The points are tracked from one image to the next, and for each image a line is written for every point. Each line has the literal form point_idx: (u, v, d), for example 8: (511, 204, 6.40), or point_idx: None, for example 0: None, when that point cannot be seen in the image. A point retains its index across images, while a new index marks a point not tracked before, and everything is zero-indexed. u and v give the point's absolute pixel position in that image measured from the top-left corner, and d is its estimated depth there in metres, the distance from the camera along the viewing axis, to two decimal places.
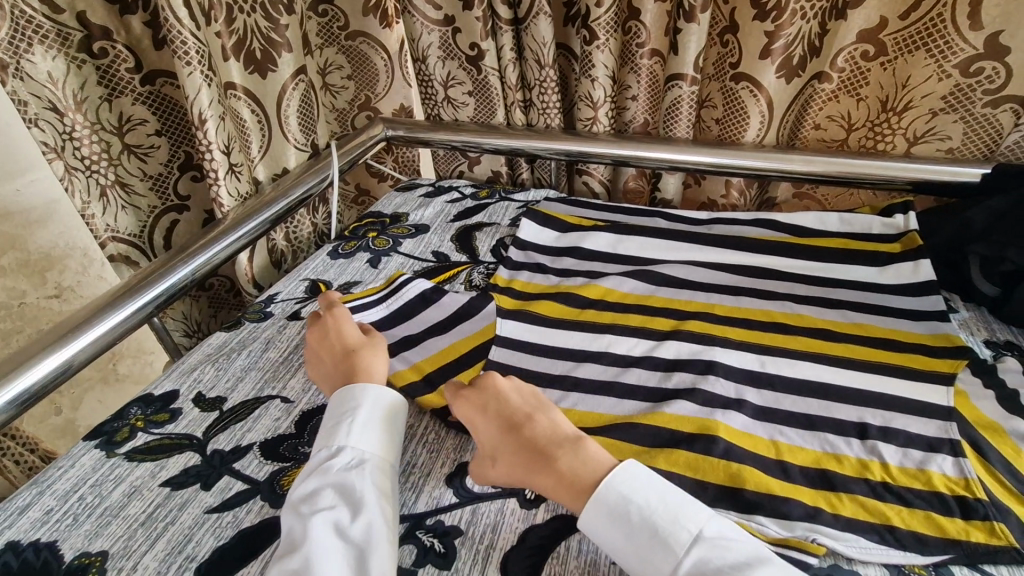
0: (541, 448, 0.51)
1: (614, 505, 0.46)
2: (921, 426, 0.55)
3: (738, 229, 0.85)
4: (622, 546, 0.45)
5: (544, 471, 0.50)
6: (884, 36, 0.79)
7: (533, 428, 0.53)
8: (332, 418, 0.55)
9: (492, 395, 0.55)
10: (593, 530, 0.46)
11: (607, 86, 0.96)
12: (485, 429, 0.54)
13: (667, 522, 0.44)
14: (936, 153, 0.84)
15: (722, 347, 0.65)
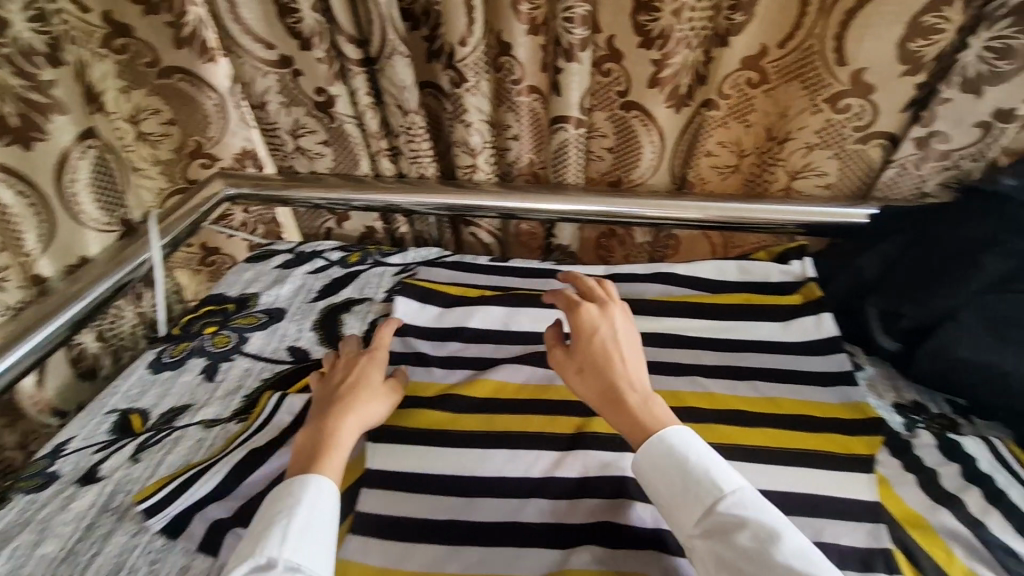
0: (624, 387, 0.54)
1: (667, 453, 0.50)
2: (851, 534, 0.51)
3: (637, 287, 0.78)
4: (655, 491, 0.50)
5: (609, 398, 0.54)
6: (766, 64, 0.74)
7: (605, 361, 0.55)
8: (271, 508, 0.49)
9: (607, 324, 0.58)
10: (642, 474, 0.51)
11: (484, 132, 0.84)
12: (586, 348, 0.57)
13: (704, 481, 0.48)
14: (816, 189, 0.81)
15: (634, 455, 0.57)
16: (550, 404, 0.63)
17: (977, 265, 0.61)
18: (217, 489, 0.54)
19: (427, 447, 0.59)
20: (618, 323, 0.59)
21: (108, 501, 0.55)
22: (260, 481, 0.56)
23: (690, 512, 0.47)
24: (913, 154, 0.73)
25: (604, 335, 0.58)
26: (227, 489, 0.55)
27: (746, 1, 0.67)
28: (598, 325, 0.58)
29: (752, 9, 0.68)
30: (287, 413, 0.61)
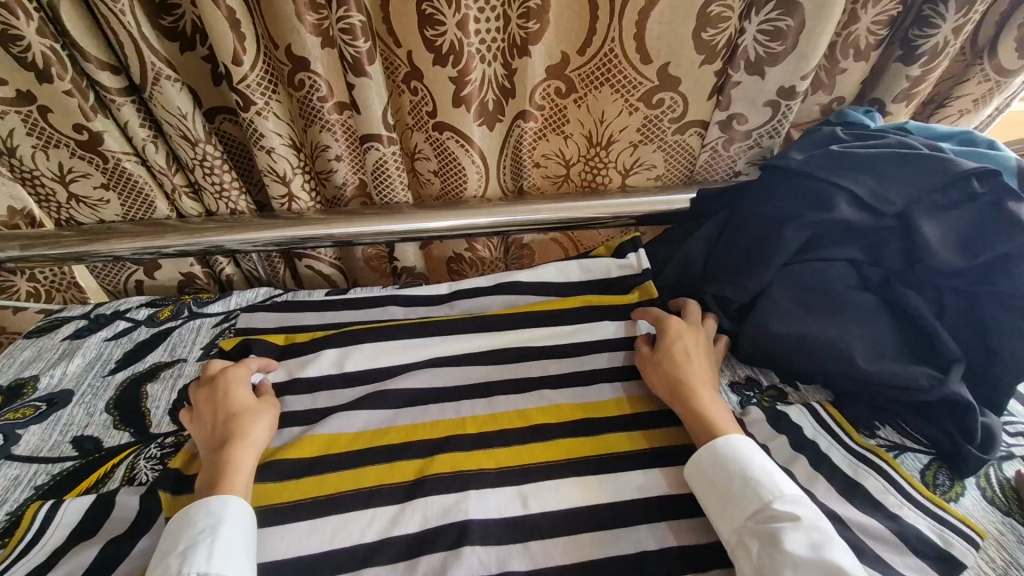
0: (686, 389, 0.58)
1: (727, 449, 0.52)
2: (688, 534, 0.52)
3: (481, 301, 0.75)
4: (706, 494, 0.51)
5: (691, 392, 0.58)
6: (570, 72, 0.71)
7: (691, 365, 0.60)
8: (190, 525, 0.47)
9: (696, 332, 0.64)
10: (701, 476, 0.52)
11: (290, 156, 0.76)
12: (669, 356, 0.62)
13: (759, 483, 0.49)
14: (648, 183, 0.82)
15: (477, 491, 0.54)
16: (390, 449, 0.58)
17: (780, 239, 0.63)
18: None
19: None
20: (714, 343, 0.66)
21: None
22: None
23: (739, 515, 0.48)
24: (720, 137, 0.76)
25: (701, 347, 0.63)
26: None
27: (536, 9, 0.63)
28: (686, 334, 0.63)
29: (545, 16, 0.64)
30: (63, 529, 0.51)
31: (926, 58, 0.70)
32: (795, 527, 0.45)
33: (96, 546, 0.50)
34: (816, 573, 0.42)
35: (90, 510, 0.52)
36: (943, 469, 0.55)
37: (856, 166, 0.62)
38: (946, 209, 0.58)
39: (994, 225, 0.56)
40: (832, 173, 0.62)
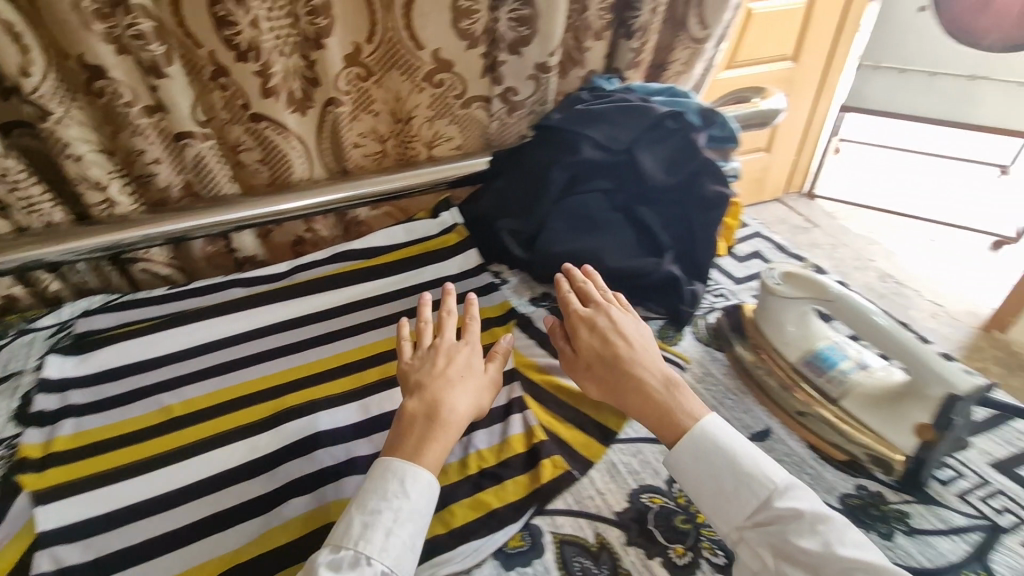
0: (613, 381, 0.59)
1: (693, 447, 0.54)
2: (494, 397, 0.65)
3: (317, 270, 0.83)
4: (695, 485, 0.53)
5: (627, 392, 0.58)
6: (364, 58, 0.83)
7: (630, 359, 0.59)
8: (355, 509, 0.49)
9: (604, 316, 0.63)
10: (681, 470, 0.54)
11: (102, 162, 0.78)
12: (585, 344, 0.62)
13: (750, 478, 0.51)
14: (453, 152, 0.96)
15: (325, 412, 0.64)
16: (243, 398, 0.66)
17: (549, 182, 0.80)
18: None
19: (115, 484, 0.57)
20: (626, 307, 0.65)
21: None
22: None
23: (738, 515, 0.51)
24: (502, 108, 0.92)
25: (612, 328, 0.62)
26: None
27: (322, 6, 0.74)
28: (596, 321, 0.63)
29: (328, 14, 0.75)
30: None
31: (640, 33, 0.91)
32: (801, 522, 0.49)
33: None
34: (840, 569, 0.46)
35: None
36: (671, 328, 0.79)
37: (594, 119, 0.81)
38: (657, 143, 0.79)
39: (686, 149, 0.77)
40: (576, 126, 0.81)
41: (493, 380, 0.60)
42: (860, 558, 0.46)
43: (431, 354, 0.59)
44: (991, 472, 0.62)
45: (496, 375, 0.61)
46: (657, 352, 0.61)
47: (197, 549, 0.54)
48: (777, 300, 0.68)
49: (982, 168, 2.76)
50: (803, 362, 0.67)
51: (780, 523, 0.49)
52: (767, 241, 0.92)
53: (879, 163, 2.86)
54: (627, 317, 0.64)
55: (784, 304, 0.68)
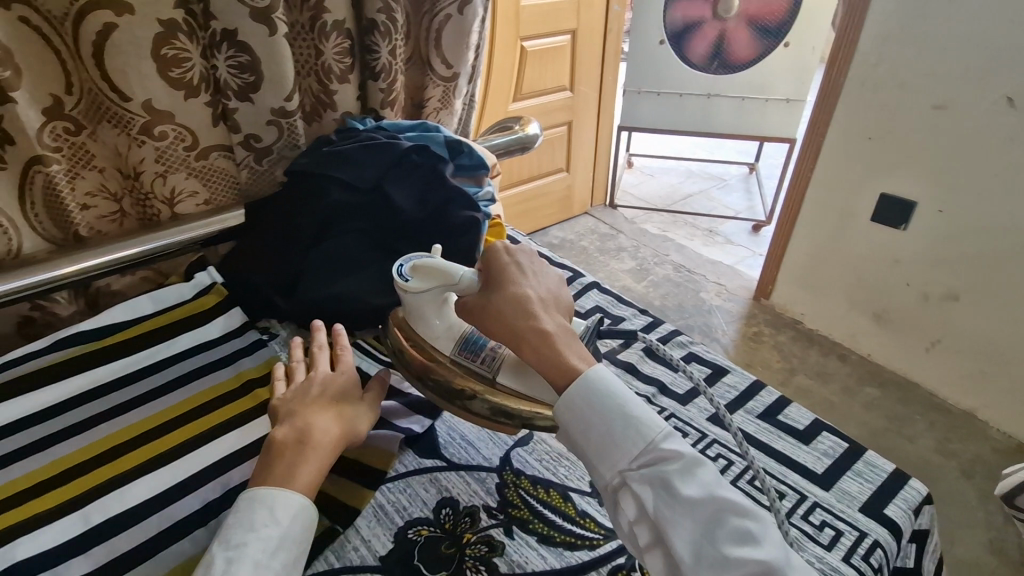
0: (525, 328, 0.56)
1: (586, 388, 0.53)
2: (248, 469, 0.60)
3: (28, 364, 0.67)
4: (581, 430, 0.52)
5: (527, 331, 0.56)
6: (70, 110, 0.73)
7: (524, 303, 0.58)
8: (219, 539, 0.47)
9: (495, 282, 0.60)
10: (569, 414, 0.52)
11: None
12: (486, 293, 0.60)
13: (640, 424, 0.50)
14: (198, 208, 0.86)
15: (27, 536, 0.53)
16: None
17: (296, 228, 0.78)
18: None
19: None
20: (532, 256, 0.65)
21: None
22: None
23: (623, 458, 0.50)
24: (248, 156, 0.87)
25: (525, 274, 0.61)
26: None
27: None
28: (492, 281, 0.61)
29: (10, 62, 0.65)
30: None
31: (384, 73, 0.92)
32: (682, 466, 0.49)
33: None
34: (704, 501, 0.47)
35: None
36: None
37: (339, 159, 0.79)
38: (405, 179, 0.80)
39: (435, 181, 0.80)
40: (324, 167, 0.79)
41: (371, 407, 0.59)
42: (724, 500, 0.47)
43: (319, 379, 0.59)
44: (705, 423, 0.64)
45: (371, 411, 0.59)
46: (558, 298, 0.62)
47: None
48: (414, 296, 0.63)
49: (738, 169, 3.32)
50: (458, 351, 0.63)
51: (666, 467, 0.49)
52: (536, 255, 0.97)
53: (665, 175, 3.29)
54: (501, 272, 0.61)
55: (423, 300, 0.64)
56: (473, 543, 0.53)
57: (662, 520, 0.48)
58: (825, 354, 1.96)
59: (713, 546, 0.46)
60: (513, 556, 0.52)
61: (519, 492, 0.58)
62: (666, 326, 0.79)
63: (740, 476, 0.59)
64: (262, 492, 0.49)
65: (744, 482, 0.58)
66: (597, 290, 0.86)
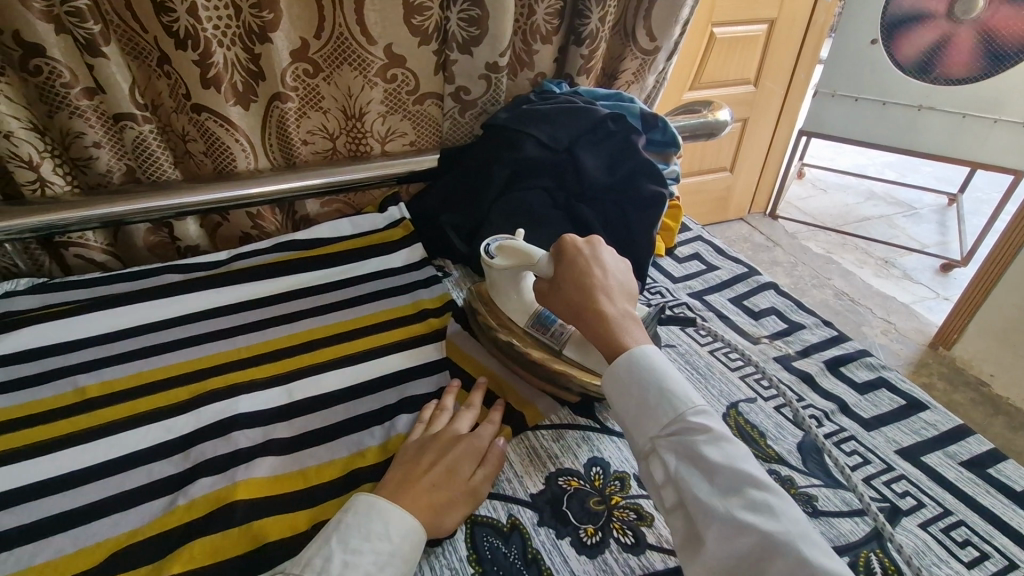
0: (588, 316, 0.57)
1: (627, 362, 0.53)
2: (420, 386, 0.65)
3: (259, 258, 0.81)
4: (620, 400, 0.52)
5: (586, 317, 0.57)
6: (312, 54, 0.82)
7: (587, 289, 0.57)
8: (335, 536, 0.45)
9: (560, 269, 0.60)
10: (613, 384, 0.53)
11: (34, 141, 0.77)
12: (557, 281, 0.60)
13: (673, 395, 0.49)
14: (405, 148, 0.97)
15: (246, 395, 0.62)
16: (160, 381, 0.63)
17: (488, 177, 0.81)
18: None
19: (19, 462, 0.54)
20: (601, 239, 0.61)
21: None
22: None
23: (655, 426, 0.50)
24: (454, 107, 0.94)
25: (593, 256, 0.60)
26: None
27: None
28: (558, 265, 0.60)
29: (277, 7, 0.74)
30: None
31: (589, 40, 0.92)
32: (709, 439, 0.47)
33: None
34: (729, 477, 0.45)
35: None
36: None
37: (536, 117, 0.81)
38: (596, 145, 0.80)
39: (627, 151, 0.79)
40: (520, 124, 0.80)
41: (476, 487, 0.51)
42: (756, 485, 0.44)
43: (446, 437, 0.54)
44: (893, 456, 0.57)
45: (480, 487, 0.51)
46: (625, 279, 0.60)
47: (94, 529, 0.49)
48: (495, 272, 0.65)
49: (933, 197, 2.87)
50: (530, 325, 0.64)
51: (694, 438, 0.48)
52: (708, 244, 0.92)
53: (839, 192, 2.95)
54: (567, 257, 0.60)
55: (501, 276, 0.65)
56: (621, 506, 0.53)
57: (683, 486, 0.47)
58: (1013, 429, 1.66)
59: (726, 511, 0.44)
60: (662, 530, 0.52)
61: None
62: (852, 343, 0.71)
63: (936, 523, 0.51)
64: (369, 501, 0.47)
65: (940, 530, 0.50)
66: (774, 292, 0.81)
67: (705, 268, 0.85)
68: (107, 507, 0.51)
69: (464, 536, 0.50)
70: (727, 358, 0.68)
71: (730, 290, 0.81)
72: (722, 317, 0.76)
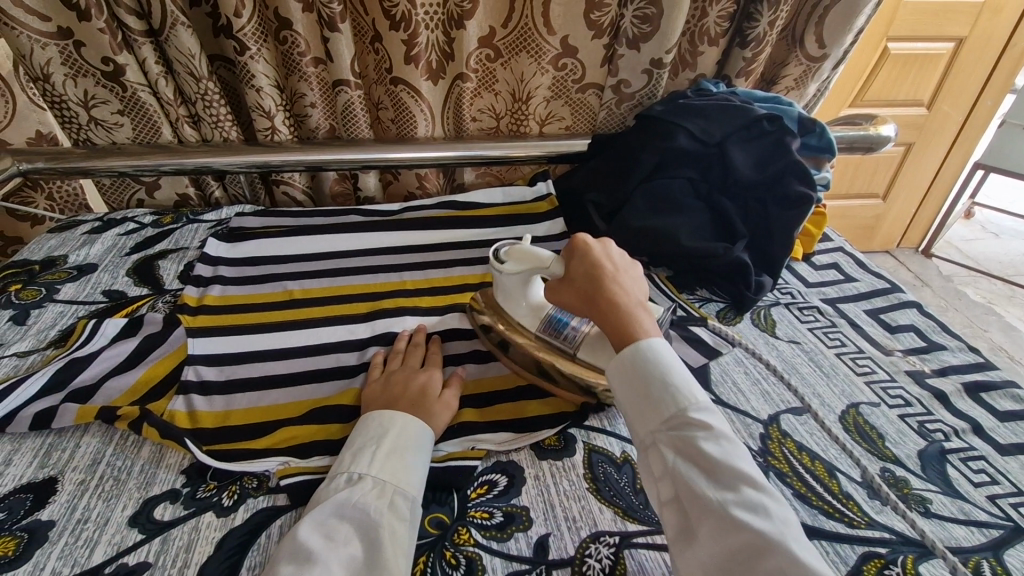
0: (600, 307, 0.55)
1: (637, 354, 0.51)
2: None
3: (426, 212, 0.95)
4: (626, 395, 0.50)
5: (599, 309, 0.55)
6: (496, 40, 0.94)
7: (601, 278, 0.55)
8: (353, 444, 0.52)
9: (575, 265, 0.58)
10: (620, 379, 0.51)
11: (274, 96, 0.96)
12: (573, 281, 0.58)
13: (680, 388, 0.48)
14: (560, 132, 1.07)
15: (412, 317, 0.74)
16: (347, 296, 0.78)
17: (637, 162, 0.86)
18: (44, 389, 0.60)
19: (250, 334, 0.70)
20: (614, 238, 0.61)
21: None
22: (95, 373, 0.63)
23: (657, 420, 0.48)
24: (611, 99, 1.02)
25: (605, 252, 0.58)
26: (53, 388, 0.61)
27: None
28: (571, 262, 0.58)
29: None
30: (102, 339, 0.66)
31: (755, 44, 0.94)
32: (707, 435, 0.45)
33: (135, 340, 0.67)
34: (724, 477, 0.43)
35: (128, 323, 0.69)
36: (731, 312, 0.79)
37: (692, 112, 0.84)
38: (749, 142, 0.82)
39: (780, 151, 0.80)
40: (675, 117, 0.84)
41: (450, 403, 0.59)
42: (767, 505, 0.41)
43: (403, 373, 0.61)
44: None
45: (454, 404, 0.60)
46: (637, 276, 0.59)
47: (298, 390, 0.63)
48: (506, 276, 0.64)
49: None
50: (541, 329, 0.63)
51: (691, 434, 0.46)
52: (850, 257, 0.91)
53: (1016, 240, 2.59)
54: (584, 256, 0.58)
55: (512, 282, 0.64)
56: None
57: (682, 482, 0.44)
58: None
59: (725, 508, 0.42)
60: None
61: (783, 449, 0.58)
62: (1000, 372, 0.69)
63: None
64: (378, 413, 0.54)
65: None
66: (915, 311, 0.79)
67: (844, 278, 0.85)
68: (308, 378, 0.65)
69: (582, 458, 0.58)
70: (855, 364, 0.69)
71: (869, 302, 0.80)
72: (854, 325, 0.76)
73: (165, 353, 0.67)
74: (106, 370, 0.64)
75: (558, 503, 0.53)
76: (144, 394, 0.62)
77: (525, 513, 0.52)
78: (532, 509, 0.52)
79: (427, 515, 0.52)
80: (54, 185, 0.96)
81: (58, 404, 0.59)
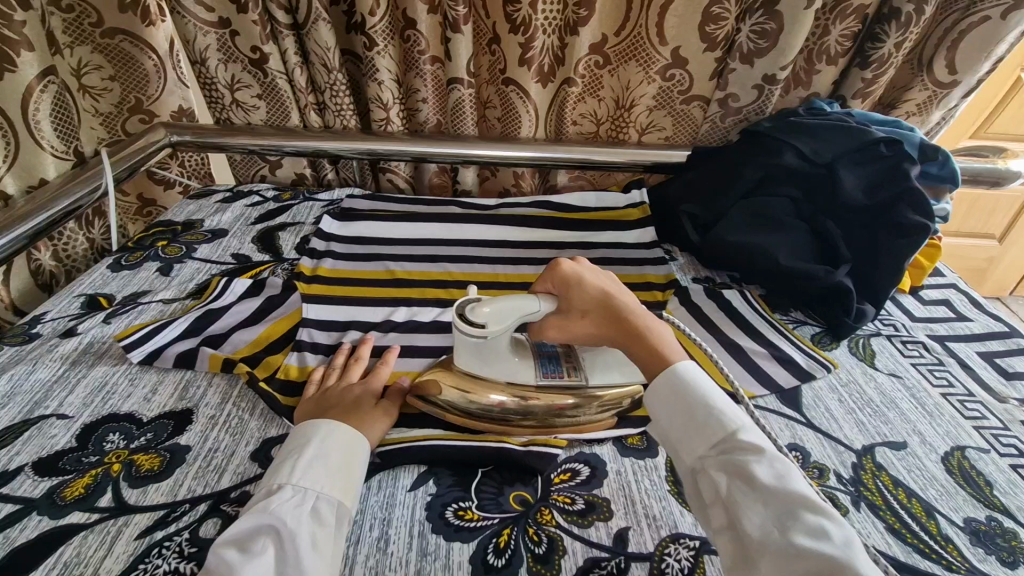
0: (624, 332, 0.56)
1: (675, 377, 0.52)
2: None
3: (521, 210, 0.99)
4: (670, 424, 0.51)
5: (624, 334, 0.56)
6: (608, 48, 0.96)
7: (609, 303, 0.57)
8: (280, 454, 0.52)
9: (576, 296, 0.58)
10: (662, 409, 0.52)
11: (393, 90, 1.03)
12: (581, 313, 0.58)
13: (722, 412, 0.48)
14: (658, 142, 1.07)
15: None
16: (444, 281, 0.83)
17: (740, 177, 0.85)
18: (184, 333, 0.69)
19: (357, 306, 0.76)
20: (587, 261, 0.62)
21: (89, 345, 0.68)
22: (224, 324, 0.71)
23: (705, 445, 0.48)
24: (716, 112, 1.01)
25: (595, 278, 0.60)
26: (191, 333, 0.69)
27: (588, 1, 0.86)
28: (568, 293, 0.59)
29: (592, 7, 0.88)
30: (231, 296, 0.75)
31: (876, 65, 0.91)
32: (759, 459, 0.45)
33: (258, 300, 0.75)
34: (778, 499, 0.42)
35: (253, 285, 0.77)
36: (827, 337, 0.77)
37: (804, 130, 0.82)
38: (863, 165, 0.79)
39: (896, 177, 0.76)
40: (786, 134, 0.82)
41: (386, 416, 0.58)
42: (828, 530, 0.40)
43: (337, 389, 0.60)
44: None
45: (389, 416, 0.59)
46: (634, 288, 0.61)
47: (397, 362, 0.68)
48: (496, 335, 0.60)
49: None
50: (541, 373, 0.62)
51: (738, 457, 0.46)
52: (962, 295, 0.86)
53: None
54: (575, 285, 0.59)
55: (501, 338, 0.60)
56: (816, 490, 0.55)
57: (734, 510, 0.44)
58: None
59: (782, 536, 0.40)
60: (854, 523, 0.52)
61: (877, 481, 0.56)
62: None
63: None
64: (307, 425, 0.54)
65: None
66: None
67: (954, 316, 0.80)
68: (407, 352, 0.69)
69: (665, 461, 0.59)
70: (962, 405, 0.65)
71: (982, 344, 0.75)
72: (964, 366, 0.72)
73: (282, 314, 0.74)
74: (234, 323, 0.71)
75: (639, 499, 0.54)
76: (264, 348, 0.69)
77: (605, 504, 0.54)
78: (612, 501, 0.54)
79: (511, 493, 0.55)
80: (192, 156, 1.08)
81: (195, 347, 0.67)
